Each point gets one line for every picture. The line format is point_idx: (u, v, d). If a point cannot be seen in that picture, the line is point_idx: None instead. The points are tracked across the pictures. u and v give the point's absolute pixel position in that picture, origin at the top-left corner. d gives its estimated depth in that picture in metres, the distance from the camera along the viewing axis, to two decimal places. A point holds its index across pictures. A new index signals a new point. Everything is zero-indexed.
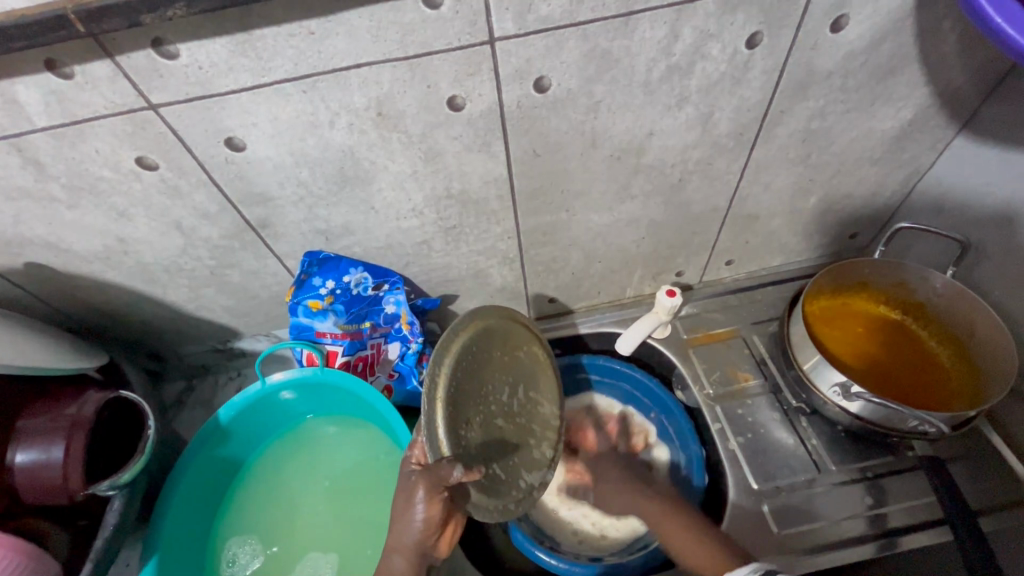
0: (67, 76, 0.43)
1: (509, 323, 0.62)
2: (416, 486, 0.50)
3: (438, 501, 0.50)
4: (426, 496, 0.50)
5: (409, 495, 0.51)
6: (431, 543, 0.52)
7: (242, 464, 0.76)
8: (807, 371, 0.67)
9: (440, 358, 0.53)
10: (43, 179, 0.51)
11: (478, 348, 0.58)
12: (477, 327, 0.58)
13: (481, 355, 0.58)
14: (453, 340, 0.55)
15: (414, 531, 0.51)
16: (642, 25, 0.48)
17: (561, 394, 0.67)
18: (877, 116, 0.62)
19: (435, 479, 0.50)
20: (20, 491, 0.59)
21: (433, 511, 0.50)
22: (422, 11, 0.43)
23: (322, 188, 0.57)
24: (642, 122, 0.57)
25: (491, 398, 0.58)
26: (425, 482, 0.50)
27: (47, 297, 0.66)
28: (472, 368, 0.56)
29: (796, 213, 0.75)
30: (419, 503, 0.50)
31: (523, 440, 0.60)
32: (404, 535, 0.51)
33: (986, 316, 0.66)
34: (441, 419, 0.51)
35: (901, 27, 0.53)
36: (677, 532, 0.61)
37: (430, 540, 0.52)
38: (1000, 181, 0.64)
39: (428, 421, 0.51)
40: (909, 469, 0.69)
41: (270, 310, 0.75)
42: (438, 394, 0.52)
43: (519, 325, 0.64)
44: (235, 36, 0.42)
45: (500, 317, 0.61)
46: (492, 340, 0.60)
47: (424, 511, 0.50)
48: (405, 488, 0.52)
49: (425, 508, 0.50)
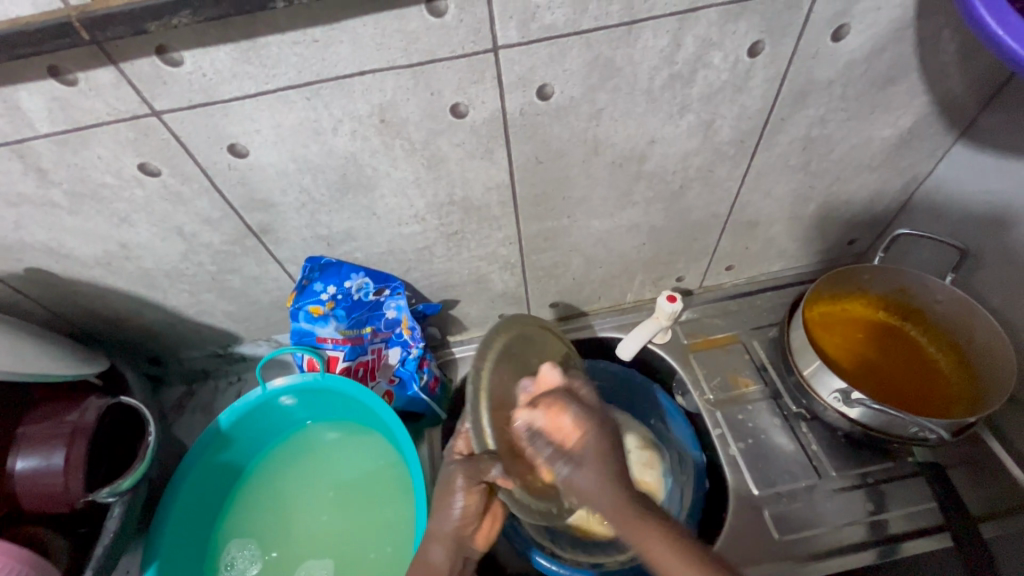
0: (71, 83, 0.43)
1: (543, 332, 0.63)
2: (455, 475, 0.50)
3: (476, 492, 0.50)
4: (464, 485, 0.50)
5: (447, 485, 0.51)
6: (468, 534, 0.53)
7: (243, 470, 0.76)
8: (808, 376, 0.67)
9: (483, 351, 0.53)
10: (45, 185, 0.51)
11: (518, 351, 0.57)
12: (516, 332, 0.58)
13: (522, 357, 0.57)
14: (494, 338, 0.55)
15: (451, 519, 0.51)
16: (645, 33, 0.48)
17: None
18: (877, 123, 0.63)
19: (474, 470, 0.49)
20: (19, 498, 0.58)
21: (472, 501, 0.51)
22: (426, 19, 0.43)
23: (324, 194, 0.57)
24: (644, 130, 0.57)
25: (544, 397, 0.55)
26: (464, 473, 0.50)
27: (47, 301, 0.66)
28: (516, 368, 0.56)
29: (796, 219, 0.75)
30: (459, 497, 0.50)
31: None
32: (441, 523, 0.52)
33: (986, 323, 0.66)
34: (487, 411, 0.50)
35: (901, 36, 0.54)
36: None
37: (468, 530, 0.52)
38: (1000, 187, 0.64)
39: (472, 411, 0.50)
40: (911, 475, 0.69)
41: (270, 315, 0.75)
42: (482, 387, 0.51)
43: (552, 336, 0.64)
44: (240, 44, 0.43)
45: (535, 325, 0.61)
46: (530, 346, 0.59)
47: (462, 501, 0.50)
48: (445, 480, 0.52)
49: (463, 499, 0.51)
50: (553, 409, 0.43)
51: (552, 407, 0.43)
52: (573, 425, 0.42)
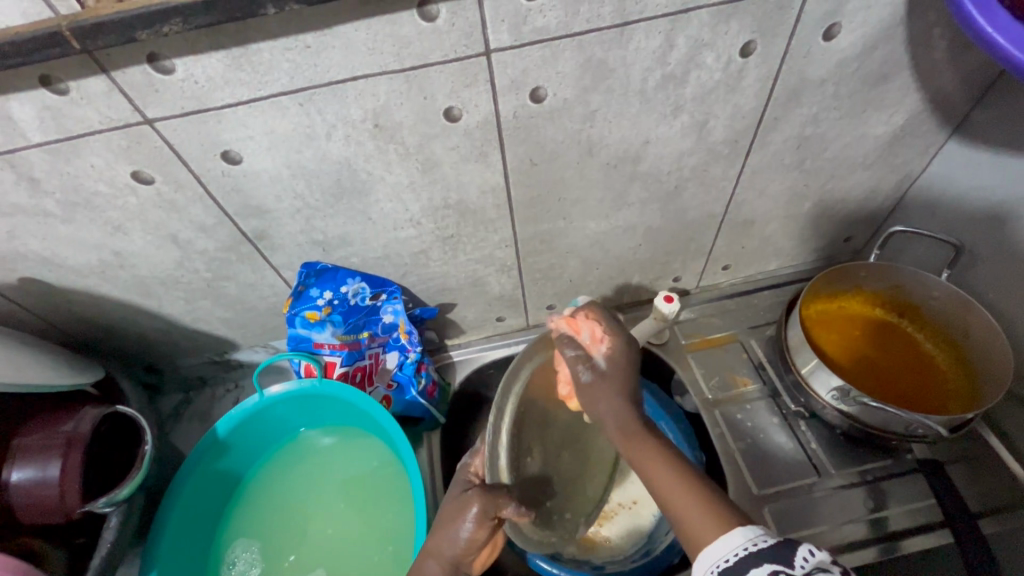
0: (62, 92, 0.43)
1: None
2: (471, 503, 0.48)
3: (487, 527, 0.48)
4: (477, 517, 0.48)
5: (459, 507, 0.49)
6: (467, 562, 0.50)
7: (239, 477, 0.75)
8: (805, 375, 0.67)
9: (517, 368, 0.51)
10: (38, 195, 0.51)
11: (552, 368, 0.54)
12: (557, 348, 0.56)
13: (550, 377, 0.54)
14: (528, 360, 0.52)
15: (456, 545, 0.49)
16: (637, 34, 0.48)
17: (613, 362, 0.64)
18: (870, 122, 0.63)
19: (491, 505, 0.48)
20: (16, 510, 0.58)
21: (479, 534, 0.49)
22: (418, 24, 0.43)
23: (318, 199, 0.57)
24: (638, 131, 0.57)
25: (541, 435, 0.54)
26: (481, 503, 0.48)
27: (42, 311, 0.65)
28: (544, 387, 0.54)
29: (792, 218, 0.75)
30: (469, 523, 0.48)
31: (571, 465, 0.58)
32: (444, 544, 0.50)
33: (981, 319, 0.66)
34: (507, 437, 0.49)
35: (891, 34, 0.54)
36: (683, 486, 0.42)
37: (467, 558, 0.50)
38: (992, 183, 0.64)
39: (491, 436, 0.49)
40: (908, 472, 0.69)
41: (267, 321, 0.74)
42: (516, 389, 0.51)
43: None
44: (231, 51, 0.42)
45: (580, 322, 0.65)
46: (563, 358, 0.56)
47: (470, 532, 0.48)
48: (457, 501, 0.50)
49: (472, 529, 0.49)
50: (589, 325, 0.51)
51: (592, 323, 0.51)
52: (605, 341, 0.50)
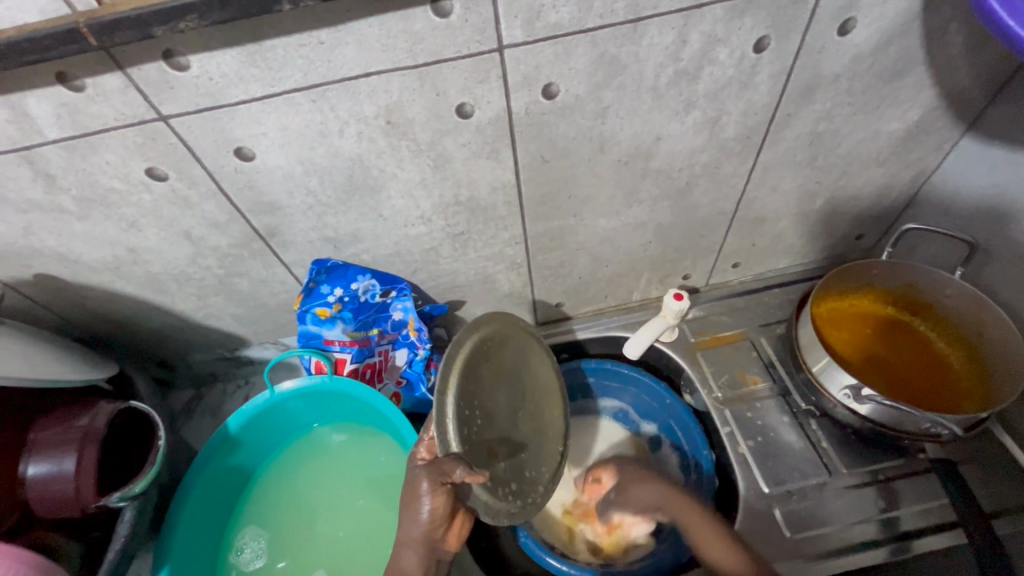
0: (78, 89, 0.44)
1: (527, 336, 0.63)
2: (421, 479, 0.51)
3: (442, 494, 0.51)
4: (430, 488, 0.50)
5: (414, 488, 0.51)
6: (438, 536, 0.53)
7: (254, 471, 0.76)
8: (817, 373, 0.67)
9: (461, 339, 0.53)
10: (54, 191, 0.51)
11: (486, 353, 0.56)
12: (488, 331, 0.57)
13: (483, 364, 0.55)
14: (459, 350, 0.53)
15: (421, 524, 0.51)
16: (650, 30, 0.48)
17: (548, 367, 0.65)
18: (884, 117, 0.62)
19: (438, 474, 0.49)
20: (32, 504, 0.59)
21: (439, 504, 0.51)
22: (431, 19, 0.43)
23: (330, 197, 0.57)
24: (650, 127, 0.57)
25: (490, 395, 0.56)
26: (429, 476, 0.50)
27: (57, 307, 0.66)
28: (483, 369, 0.55)
29: (803, 215, 0.75)
30: (425, 498, 0.50)
31: (534, 438, 0.60)
32: (411, 530, 0.52)
33: (995, 318, 0.65)
34: (451, 418, 0.50)
35: (907, 29, 0.53)
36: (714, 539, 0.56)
37: (438, 532, 0.53)
38: (1007, 181, 0.63)
39: (438, 409, 0.50)
40: (921, 472, 0.69)
41: (277, 318, 0.75)
42: (458, 353, 0.53)
43: (523, 333, 0.63)
44: (246, 47, 0.43)
45: (522, 328, 0.63)
46: (497, 347, 0.58)
47: (430, 505, 0.51)
48: (410, 484, 0.52)
49: (430, 502, 0.51)
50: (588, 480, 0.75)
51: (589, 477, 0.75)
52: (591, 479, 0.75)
